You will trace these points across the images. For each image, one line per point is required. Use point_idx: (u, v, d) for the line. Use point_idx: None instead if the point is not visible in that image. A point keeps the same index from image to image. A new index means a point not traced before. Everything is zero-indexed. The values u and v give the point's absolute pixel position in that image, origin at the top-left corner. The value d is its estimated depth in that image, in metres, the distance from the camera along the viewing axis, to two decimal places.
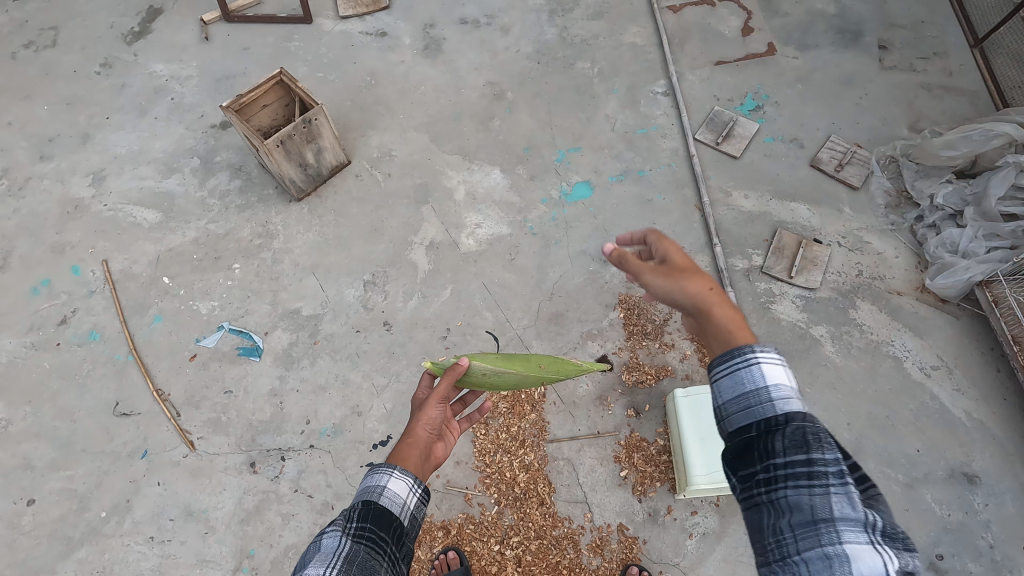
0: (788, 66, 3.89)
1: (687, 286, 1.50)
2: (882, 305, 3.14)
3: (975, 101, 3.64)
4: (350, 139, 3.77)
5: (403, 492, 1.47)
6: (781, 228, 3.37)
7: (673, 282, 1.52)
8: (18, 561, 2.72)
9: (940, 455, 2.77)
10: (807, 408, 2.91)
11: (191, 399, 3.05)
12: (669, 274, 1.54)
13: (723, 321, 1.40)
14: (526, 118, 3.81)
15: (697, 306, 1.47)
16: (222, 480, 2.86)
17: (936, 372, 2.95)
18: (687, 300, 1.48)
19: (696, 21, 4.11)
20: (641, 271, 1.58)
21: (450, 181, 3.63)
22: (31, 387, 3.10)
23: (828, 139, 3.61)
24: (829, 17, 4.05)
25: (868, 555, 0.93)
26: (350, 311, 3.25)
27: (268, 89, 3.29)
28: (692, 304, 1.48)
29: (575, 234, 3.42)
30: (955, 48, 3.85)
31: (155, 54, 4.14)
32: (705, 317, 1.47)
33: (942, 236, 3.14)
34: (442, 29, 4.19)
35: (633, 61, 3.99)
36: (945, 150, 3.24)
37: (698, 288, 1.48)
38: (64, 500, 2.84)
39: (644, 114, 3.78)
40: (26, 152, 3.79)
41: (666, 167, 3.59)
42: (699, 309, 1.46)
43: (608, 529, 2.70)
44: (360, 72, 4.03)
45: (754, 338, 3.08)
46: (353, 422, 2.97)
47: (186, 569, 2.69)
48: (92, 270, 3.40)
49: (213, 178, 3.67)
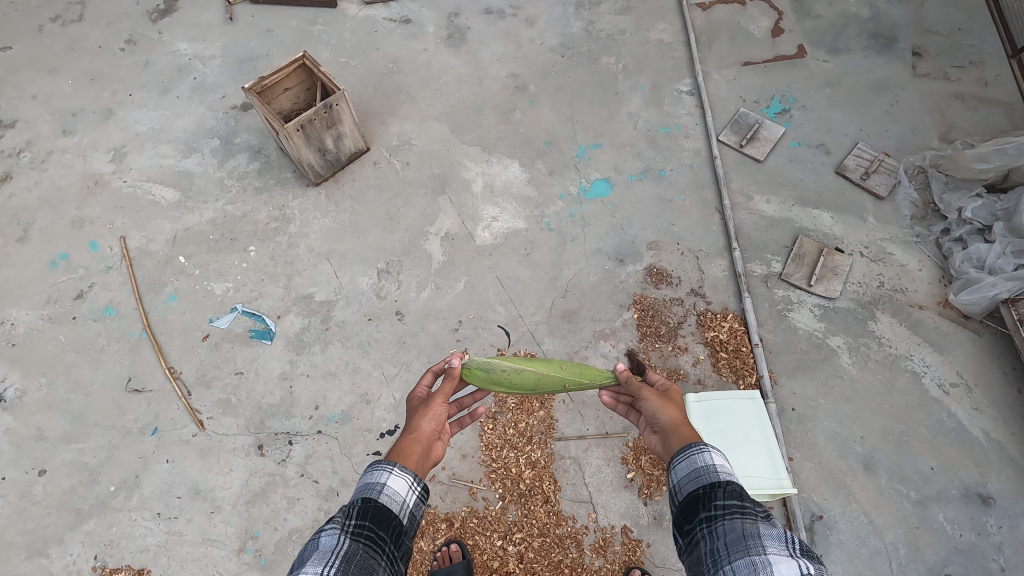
0: (818, 69, 3.81)
1: (669, 411, 1.84)
2: (902, 318, 3.07)
3: (1010, 113, 3.55)
4: (370, 126, 3.75)
5: (402, 489, 1.48)
6: (802, 235, 3.31)
7: (662, 405, 1.87)
8: (28, 529, 2.76)
9: (954, 474, 2.72)
10: (820, 419, 2.86)
11: (202, 378, 3.07)
12: (663, 398, 1.91)
13: (669, 415, 1.82)
14: (547, 112, 3.78)
15: (669, 425, 1.78)
16: (230, 460, 2.88)
17: (955, 390, 2.89)
18: (666, 421, 1.80)
19: (726, 20, 4.04)
20: (642, 389, 1.97)
21: (468, 172, 3.60)
22: (47, 358, 3.13)
23: (855, 146, 3.54)
24: (863, 21, 3.96)
25: (785, 560, 1.17)
26: (363, 299, 3.25)
27: (291, 72, 3.28)
28: (668, 422, 1.79)
29: (593, 231, 3.38)
30: (992, 58, 3.75)
31: (179, 33, 4.14)
32: (666, 422, 1.80)
33: (968, 251, 3.06)
34: (467, 19, 4.15)
35: (659, 58, 3.93)
36: (976, 162, 3.15)
37: (675, 416, 1.81)
38: (75, 472, 2.87)
39: (668, 113, 3.72)
40: (49, 126, 3.81)
41: (688, 168, 3.54)
42: (670, 426, 1.77)
43: (613, 531, 2.69)
44: (383, 59, 4.00)
45: (769, 345, 3.04)
46: (361, 410, 2.97)
47: (192, 547, 2.72)
48: (110, 246, 3.42)
49: (232, 159, 3.67)
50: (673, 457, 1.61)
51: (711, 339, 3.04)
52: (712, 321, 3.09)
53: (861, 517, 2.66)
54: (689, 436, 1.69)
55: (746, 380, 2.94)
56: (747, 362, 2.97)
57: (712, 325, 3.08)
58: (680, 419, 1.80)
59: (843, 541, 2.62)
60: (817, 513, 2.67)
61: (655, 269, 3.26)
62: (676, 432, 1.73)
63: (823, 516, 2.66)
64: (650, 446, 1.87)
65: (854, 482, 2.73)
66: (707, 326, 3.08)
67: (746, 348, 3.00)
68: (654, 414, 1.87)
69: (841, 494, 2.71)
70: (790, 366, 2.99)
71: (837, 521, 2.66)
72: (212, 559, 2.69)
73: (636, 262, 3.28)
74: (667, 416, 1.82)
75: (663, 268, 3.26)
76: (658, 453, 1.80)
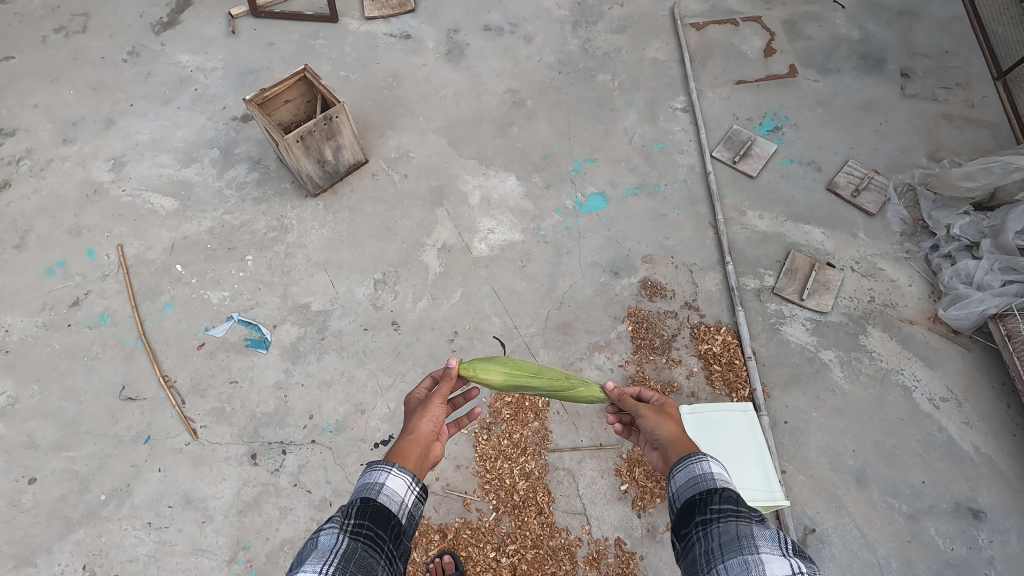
0: (809, 88, 3.89)
1: (668, 426, 1.82)
2: (893, 333, 3.11)
3: (996, 133, 3.63)
4: (369, 138, 3.80)
5: (401, 489, 1.48)
6: (795, 249, 3.36)
7: (660, 421, 1.84)
8: (16, 538, 2.73)
9: (945, 488, 2.74)
10: (813, 432, 2.88)
11: (197, 387, 3.06)
12: (661, 414, 1.88)
13: (667, 432, 1.79)
14: (544, 127, 3.84)
15: (669, 441, 1.75)
16: (222, 469, 2.87)
17: (945, 405, 2.92)
18: (665, 437, 1.77)
19: (720, 40, 4.13)
20: (639, 406, 1.91)
21: (466, 185, 3.64)
22: (40, 365, 3.12)
23: (845, 163, 3.60)
24: (852, 42, 4.05)
25: (777, 559, 1.19)
26: (360, 308, 3.26)
27: (292, 85, 3.33)
28: (668, 438, 1.76)
29: (588, 244, 3.42)
30: (979, 80, 3.84)
31: (182, 45, 4.20)
32: (665, 437, 1.77)
33: (957, 267, 3.12)
34: (466, 35, 4.23)
35: (654, 76, 4.01)
36: (964, 180, 3.21)
37: (675, 432, 1.79)
38: (65, 480, 2.85)
39: (662, 130, 3.79)
40: (49, 134, 3.84)
41: (682, 183, 3.59)
42: (670, 442, 1.74)
43: (606, 543, 2.68)
44: (383, 73, 4.06)
45: (762, 359, 3.07)
46: (356, 420, 2.97)
47: (181, 557, 2.69)
48: (107, 254, 3.43)
49: (232, 169, 3.71)
50: (672, 467, 1.61)
51: (704, 352, 3.07)
52: (705, 334, 3.12)
53: (853, 531, 2.67)
54: (688, 450, 1.67)
55: (739, 393, 2.96)
56: (740, 375, 3.00)
57: (705, 338, 3.11)
58: (679, 434, 1.77)
59: (835, 555, 2.62)
60: (810, 526, 2.68)
61: (650, 282, 3.29)
62: (675, 448, 1.70)
63: (816, 529, 2.67)
64: (653, 464, 1.84)
65: (847, 495, 2.74)
66: (701, 339, 3.11)
67: (740, 361, 3.03)
68: (653, 430, 1.83)
69: (833, 507, 2.72)
70: (782, 379, 3.01)
71: (829, 534, 2.67)
72: (203, 570, 2.67)
73: (631, 275, 3.32)
74: (667, 432, 1.79)
75: (658, 281, 3.29)
76: (660, 471, 1.78)
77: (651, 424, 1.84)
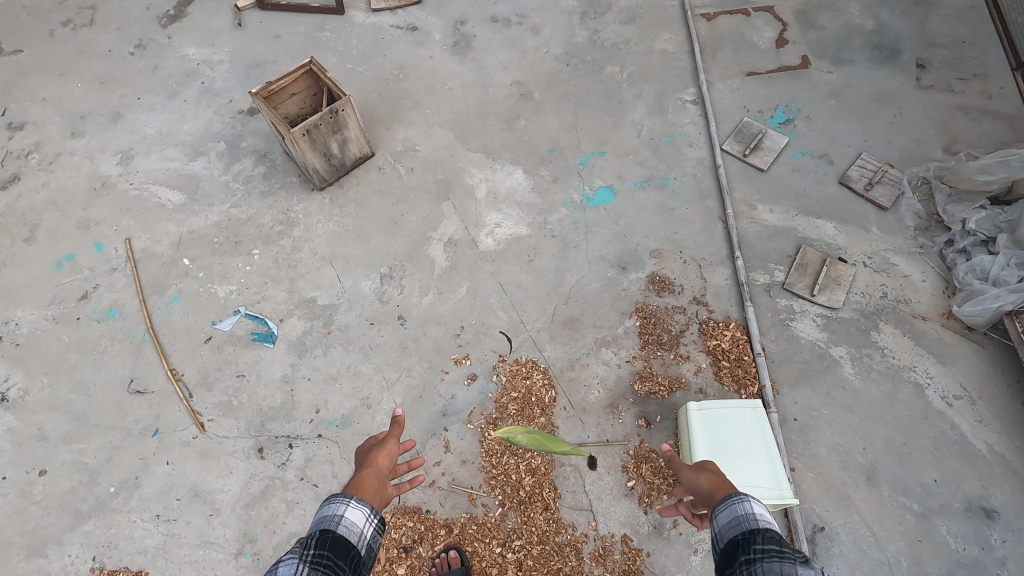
0: (821, 80, 3.82)
1: (706, 478, 1.82)
2: (905, 329, 3.06)
3: (1014, 125, 3.55)
4: (375, 132, 3.77)
5: (360, 521, 1.48)
6: (806, 244, 3.31)
7: (699, 474, 1.85)
8: (27, 529, 2.75)
9: (957, 486, 2.70)
10: (822, 429, 2.85)
11: (204, 380, 3.07)
12: (699, 468, 1.89)
13: (708, 484, 1.79)
14: (552, 120, 3.80)
15: (710, 495, 1.75)
16: (229, 463, 2.88)
17: (959, 402, 2.88)
18: (707, 491, 1.77)
19: (730, 30, 4.06)
20: (677, 464, 1.94)
21: (472, 178, 3.62)
22: (49, 358, 3.14)
23: (858, 156, 3.54)
24: (866, 33, 3.97)
25: None
26: (366, 303, 3.25)
27: (297, 77, 3.31)
28: (709, 490, 1.77)
29: (595, 239, 3.39)
30: (996, 70, 3.75)
31: (188, 38, 4.19)
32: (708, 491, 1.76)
33: (972, 262, 3.06)
34: (473, 27, 4.19)
35: (664, 67, 3.95)
36: (980, 174, 3.16)
37: (716, 484, 1.79)
38: (74, 472, 2.87)
39: (671, 122, 3.74)
40: (57, 128, 3.85)
41: (691, 177, 3.55)
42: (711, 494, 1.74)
43: (612, 539, 2.67)
44: (389, 65, 4.03)
45: (771, 355, 3.03)
46: (362, 414, 2.97)
47: (190, 550, 2.71)
48: (115, 248, 3.44)
49: (238, 163, 3.70)
50: (714, 509, 1.61)
51: (713, 348, 3.04)
52: (714, 329, 3.09)
53: (863, 530, 2.64)
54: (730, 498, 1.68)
55: (748, 390, 2.93)
56: (749, 371, 2.96)
57: (714, 333, 3.07)
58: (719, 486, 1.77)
59: (844, 554, 2.60)
60: (819, 524, 2.66)
61: (658, 277, 3.26)
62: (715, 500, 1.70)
63: (825, 528, 2.65)
64: None
65: (856, 494, 2.71)
66: (710, 335, 3.08)
67: (748, 358, 3.00)
68: (695, 484, 1.83)
69: (843, 505, 2.69)
70: (792, 376, 2.97)
71: (838, 533, 2.64)
72: (210, 562, 2.68)
73: (638, 269, 3.29)
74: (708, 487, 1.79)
75: (666, 276, 3.26)
76: None
77: (694, 482, 1.83)
